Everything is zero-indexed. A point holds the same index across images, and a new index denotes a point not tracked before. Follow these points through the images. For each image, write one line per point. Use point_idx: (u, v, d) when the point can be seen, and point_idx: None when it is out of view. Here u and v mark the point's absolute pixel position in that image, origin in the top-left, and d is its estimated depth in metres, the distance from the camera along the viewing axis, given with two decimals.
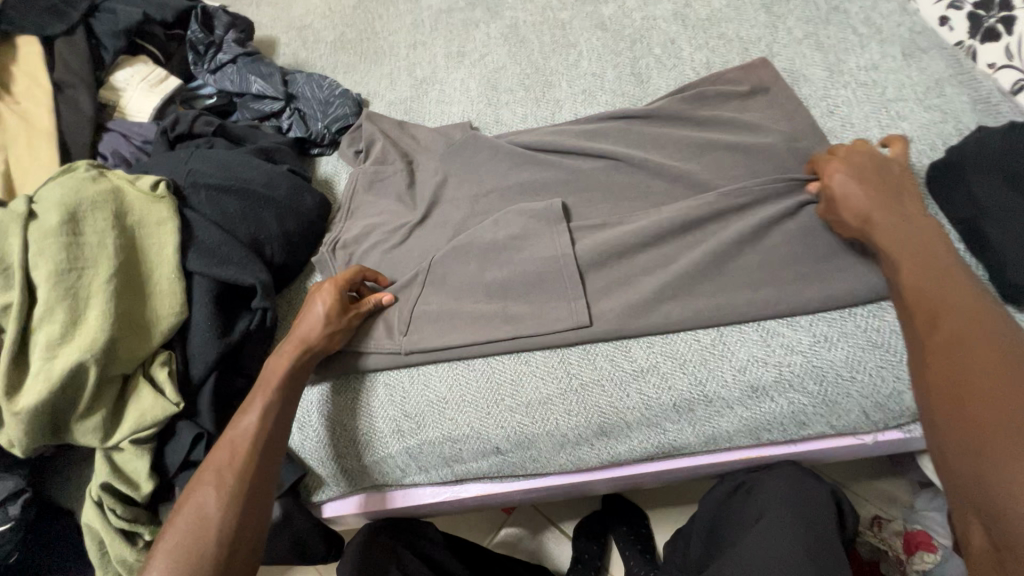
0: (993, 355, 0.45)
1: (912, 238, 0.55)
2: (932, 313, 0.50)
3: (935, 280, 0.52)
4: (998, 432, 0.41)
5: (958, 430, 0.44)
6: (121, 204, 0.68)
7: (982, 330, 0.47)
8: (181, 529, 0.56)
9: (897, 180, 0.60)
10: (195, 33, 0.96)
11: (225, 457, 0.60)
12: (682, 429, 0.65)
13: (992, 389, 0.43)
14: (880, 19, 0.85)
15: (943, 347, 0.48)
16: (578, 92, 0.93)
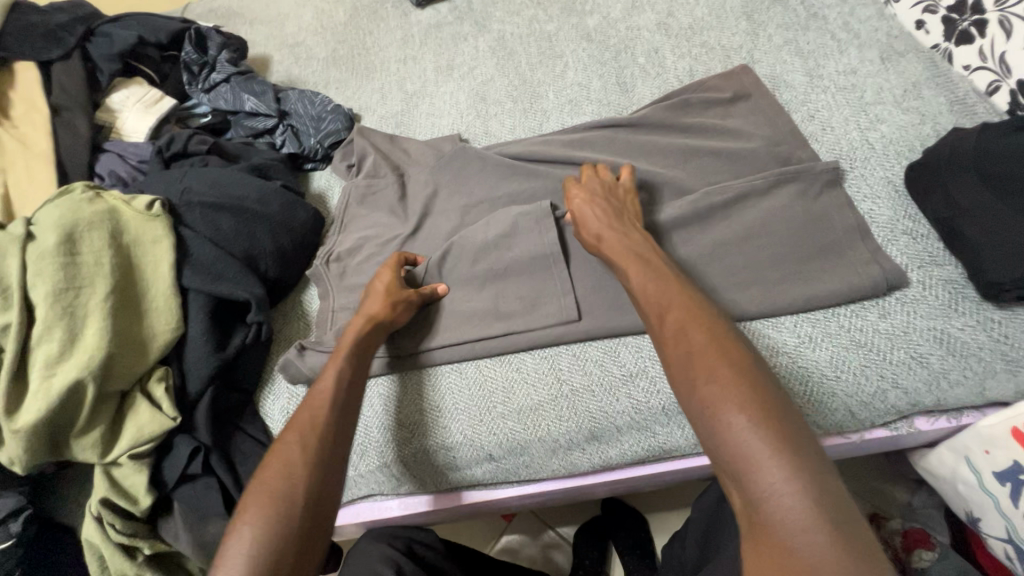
0: (709, 344, 0.48)
1: (626, 256, 0.61)
2: (661, 320, 0.53)
3: (658, 290, 0.55)
4: (731, 416, 0.43)
5: (704, 423, 0.45)
6: (117, 224, 0.70)
7: (704, 325, 0.50)
8: (268, 483, 0.51)
9: (626, 205, 0.69)
10: (189, 54, 0.98)
11: (308, 415, 0.57)
12: (672, 432, 0.66)
13: (722, 377, 0.45)
14: (858, 25, 0.87)
15: (682, 347, 0.49)
16: (565, 102, 0.95)
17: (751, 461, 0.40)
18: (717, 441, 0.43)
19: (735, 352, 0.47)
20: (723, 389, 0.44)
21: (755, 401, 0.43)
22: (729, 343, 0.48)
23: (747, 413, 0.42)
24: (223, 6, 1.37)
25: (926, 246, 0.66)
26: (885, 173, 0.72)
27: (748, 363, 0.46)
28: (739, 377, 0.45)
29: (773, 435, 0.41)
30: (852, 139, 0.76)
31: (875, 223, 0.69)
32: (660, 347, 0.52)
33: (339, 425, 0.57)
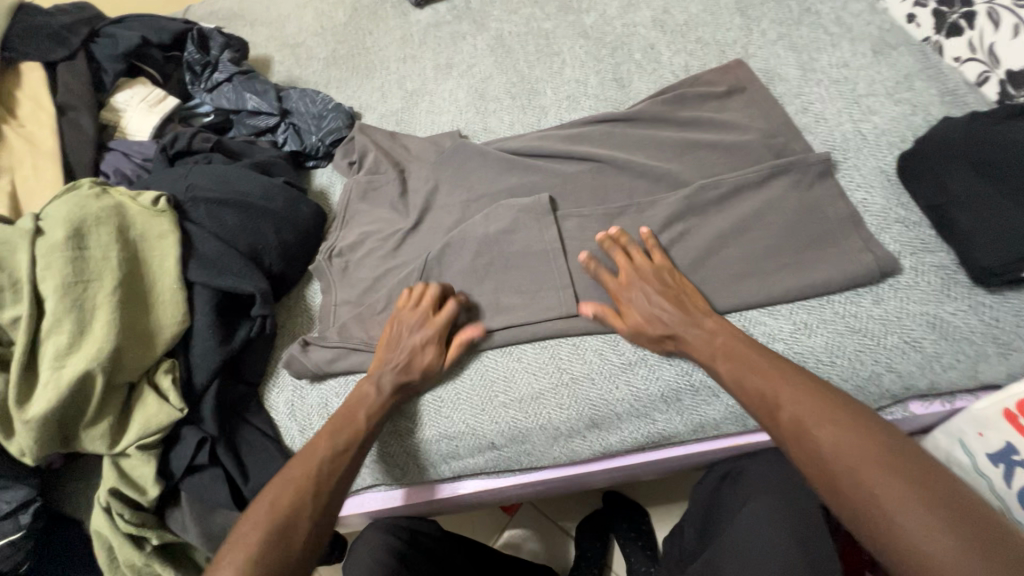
0: (810, 396, 0.54)
1: (706, 329, 0.64)
2: (751, 378, 0.58)
3: (733, 352, 0.61)
4: (884, 485, 0.46)
5: (851, 494, 0.47)
6: (123, 219, 0.71)
7: (792, 380, 0.56)
8: (269, 507, 0.58)
9: (684, 288, 0.68)
10: (191, 54, 1.00)
11: (301, 480, 0.60)
12: (671, 418, 0.67)
13: (860, 448, 0.48)
14: (850, 19, 0.88)
15: (801, 419, 0.52)
16: (563, 99, 0.97)
17: (908, 528, 0.43)
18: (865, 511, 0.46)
19: (863, 420, 0.51)
20: (828, 434, 0.50)
21: (903, 467, 0.46)
22: (827, 395, 0.54)
23: (898, 481, 0.46)
24: (224, 8, 1.39)
25: (919, 233, 0.67)
26: (877, 163, 0.73)
27: (880, 431, 0.50)
28: (878, 447, 0.48)
29: (929, 498, 0.44)
30: (846, 130, 0.77)
31: (868, 212, 0.70)
32: (773, 425, 0.55)
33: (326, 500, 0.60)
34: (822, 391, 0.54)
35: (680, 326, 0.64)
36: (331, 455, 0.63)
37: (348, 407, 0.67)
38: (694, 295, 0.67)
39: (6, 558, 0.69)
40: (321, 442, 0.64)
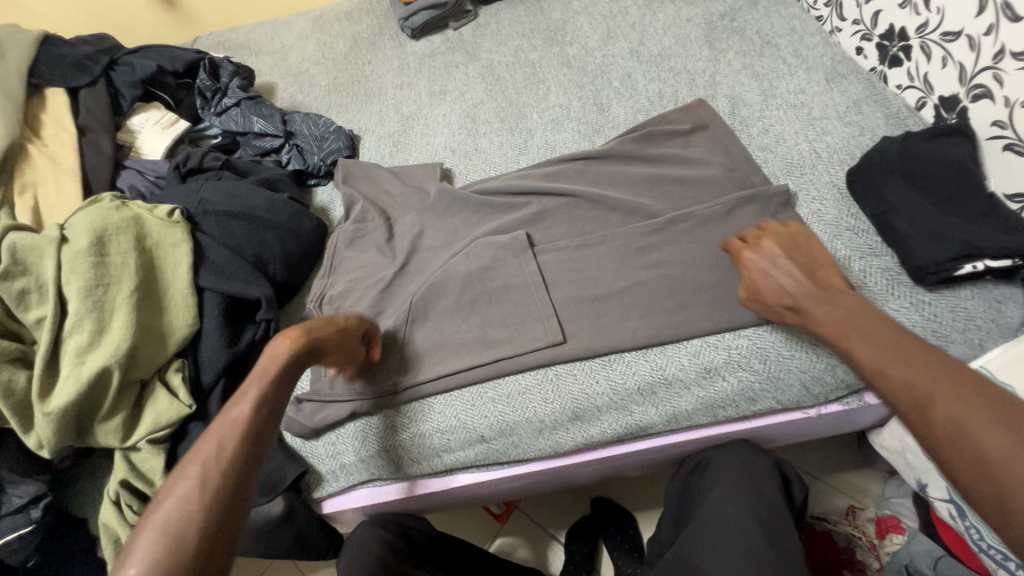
0: (969, 399, 0.49)
1: (836, 318, 0.61)
2: (901, 374, 0.54)
3: (868, 343, 0.57)
4: (978, 429, 0.47)
5: (949, 442, 0.48)
6: (140, 229, 0.77)
7: (949, 374, 0.51)
8: (171, 511, 0.50)
9: (819, 263, 0.68)
10: (203, 81, 1.07)
11: (206, 455, 0.54)
12: (646, 410, 0.73)
13: (957, 396, 0.49)
14: (806, 51, 0.98)
15: (891, 373, 0.54)
16: (548, 121, 1.04)
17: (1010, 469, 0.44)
18: (963, 455, 0.47)
19: (955, 368, 0.52)
20: (991, 452, 0.45)
21: (997, 407, 0.48)
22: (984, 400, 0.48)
23: (992, 425, 0.46)
24: (231, 39, 1.48)
25: (866, 239, 0.74)
26: (830, 178, 0.81)
27: (968, 376, 0.51)
28: (966, 395, 0.49)
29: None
30: (802, 149, 0.85)
31: (822, 222, 0.78)
32: (874, 381, 0.56)
33: (236, 466, 0.54)
34: (906, 344, 0.56)
35: (802, 296, 0.64)
36: (230, 426, 0.56)
37: (248, 382, 0.62)
38: (829, 272, 0.67)
39: (15, 550, 0.71)
40: (221, 416, 0.57)
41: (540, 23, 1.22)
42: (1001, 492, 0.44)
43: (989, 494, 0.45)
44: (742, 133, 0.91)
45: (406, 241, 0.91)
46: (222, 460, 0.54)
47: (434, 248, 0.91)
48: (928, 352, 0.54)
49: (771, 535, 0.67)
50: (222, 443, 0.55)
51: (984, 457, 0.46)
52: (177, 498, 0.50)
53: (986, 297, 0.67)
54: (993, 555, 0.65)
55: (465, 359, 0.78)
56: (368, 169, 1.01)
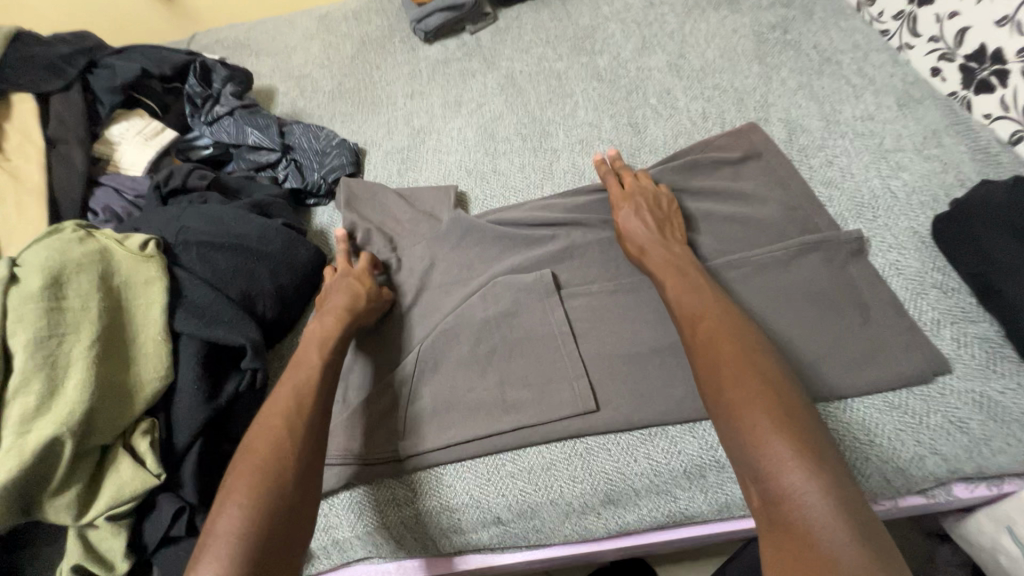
0: (735, 348, 0.54)
1: (669, 261, 0.67)
2: (692, 318, 0.59)
3: (691, 294, 0.62)
4: (753, 412, 0.49)
5: (726, 417, 0.51)
6: (107, 265, 0.66)
7: (727, 330, 0.56)
8: (257, 453, 0.55)
9: (670, 218, 0.73)
10: (193, 86, 0.97)
11: (282, 406, 0.59)
12: (693, 497, 0.62)
13: (745, 380, 0.51)
14: (872, 70, 0.87)
15: (714, 351, 0.55)
16: (576, 142, 0.93)
17: (772, 450, 0.46)
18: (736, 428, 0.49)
19: (755, 352, 0.54)
20: (743, 390, 0.51)
21: (768, 398, 0.49)
22: (760, 353, 0.54)
23: (763, 411, 0.49)
24: (229, 37, 1.37)
25: (957, 300, 0.63)
26: (909, 223, 0.70)
27: (765, 365, 0.53)
28: (768, 384, 0.51)
29: (790, 429, 0.47)
30: (874, 187, 0.74)
31: (902, 276, 0.66)
32: (693, 348, 0.57)
33: (310, 419, 0.59)
34: (738, 328, 0.57)
35: (647, 241, 0.70)
36: (297, 388, 0.61)
37: (301, 351, 0.67)
38: (677, 227, 0.73)
39: None
40: (286, 380, 0.63)
41: (567, 29, 1.11)
42: (761, 468, 0.46)
43: (751, 470, 0.47)
44: (801, 165, 0.79)
45: (415, 276, 0.81)
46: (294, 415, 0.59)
47: (446, 285, 0.80)
48: (751, 338, 0.56)
49: None
50: (293, 400, 0.60)
51: (751, 431, 0.48)
52: (260, 446, 0.56)
53: None
54: None
55: (480, 425, 0.67)
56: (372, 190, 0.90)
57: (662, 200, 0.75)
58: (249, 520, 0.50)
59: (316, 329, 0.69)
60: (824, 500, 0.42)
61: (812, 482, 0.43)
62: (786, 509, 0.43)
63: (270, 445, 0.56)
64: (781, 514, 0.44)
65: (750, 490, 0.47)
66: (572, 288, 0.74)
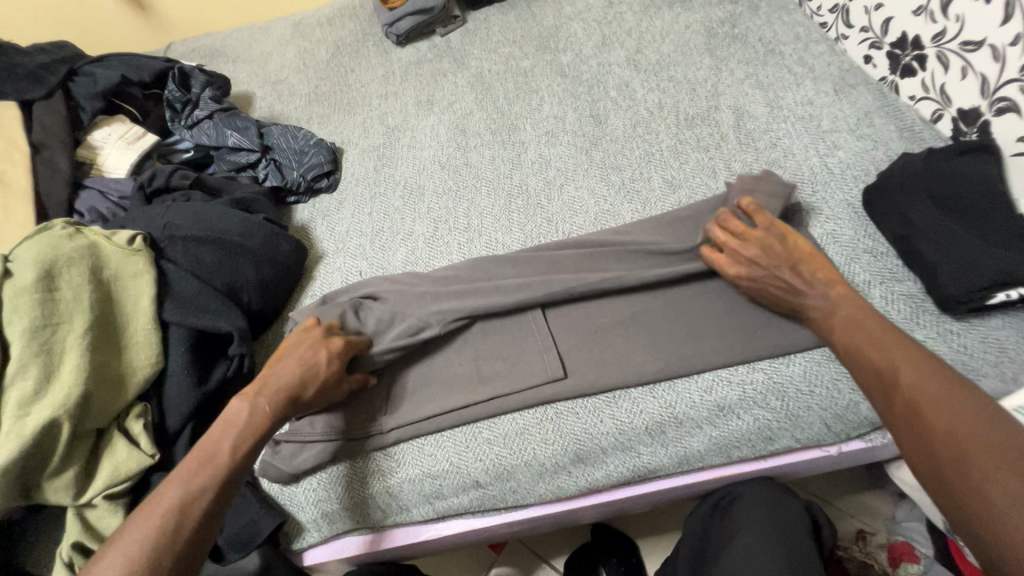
0: (942, 410, 0.48)
1: (831, 317, 0.61)
2: (878, 378, 0.54)
3: (869, 347, 0.57)
4: (982, 463, 0.44)
5: (944, 472, 0.46)
6: (96, 259, 0.70)
7: (929, 387, 0.50)
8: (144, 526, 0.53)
9: (803, 256, 0.65)
10: (172, 92, 1.01)
11: (193, 475, 0.57)
12: (656, 451, 0.67)
13: (967, 448, 0.45)
14: (812, 59, 0.94)
15: (906, 400, 0.51)
16: (542, 134, 0.99)
17: (1000, 508, 0.41)
18: (954, 488, 0.45)
19: (977, 409, 0.47)
20: (967, 457, 0.45)
21: (986, 445, 0.45)
22: (983, 409, 0.47)
23: (987, 463, 0.44)
24: (206, 45, 1.40)
25: (886, 262, 0.70)
26: (844, 196, 0.77)
27: (988, 424, 0.46)
28: (996, 446, 0.44)
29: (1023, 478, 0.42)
30: (813, 165, 0.81)
31: (837, 243, 0.73)
32: (889, 398, 0.53)
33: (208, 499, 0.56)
34: (940, 366, 0.52)
35: (795, 296, 0.64)
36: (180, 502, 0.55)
37: (215, 433, 0.61)
38: (817, 265, 0.65)
39: None
40: (172, 485, 0.56)
41: (532, 29, 1.17)
42: (991, 531, 0.42)
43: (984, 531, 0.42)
44: (748, 148, 0.86)
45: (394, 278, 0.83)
46: (162, 537, 0.52)
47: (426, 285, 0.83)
48: (967, 388, 0.49)
49: None
50: (208, 475, 0.57)
51: (978, 488, 0.43)
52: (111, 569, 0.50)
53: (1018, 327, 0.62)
54: None
55: (457, 397, 0.71)
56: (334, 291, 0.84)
57: (784, 237, 0.67)
58: None
59: (240, 412, 0.62)
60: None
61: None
62: None
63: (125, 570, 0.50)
64: None
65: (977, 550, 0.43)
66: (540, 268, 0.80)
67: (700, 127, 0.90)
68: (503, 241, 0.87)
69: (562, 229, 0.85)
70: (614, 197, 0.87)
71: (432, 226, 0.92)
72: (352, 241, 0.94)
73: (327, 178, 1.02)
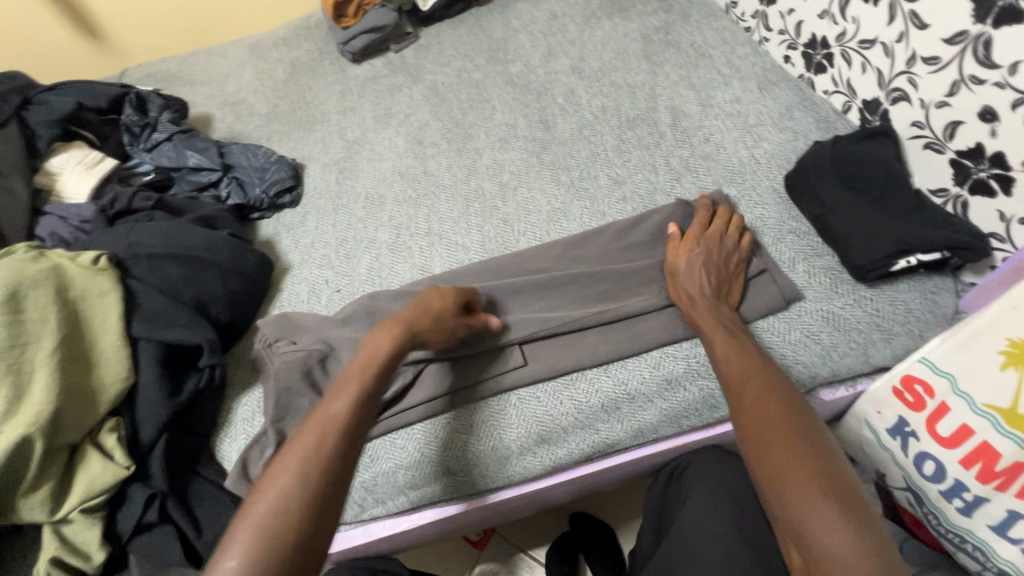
0: (774, 417, 0.54)
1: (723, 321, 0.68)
2: (739, 383, 0.59)
3: (739, 359, 0.62)
4: (801, 483, 0.49)
5: (775, 496, 0.50)
6: (62, 280, 0.72)
7: (775, 396, 0.57)
8: (267, 497, 0.51)
9: (730, 275, 0.73)
10: (129, 116, 1.03)
11: (304, 445, 0.55)
12: (612, 427, 0.72)
13: (780, 446, 0.52)
14: (738, 61, 1.02)
15: (745, 431, 0.56)
16: (495, 140, 1.04)
17: (816, 531, 0.46)
18: (766, 470, 0.51)
19: (791, 419, 0.54)
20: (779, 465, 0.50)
21: (800, 465, 0.50)
22: (789, 418, 0.54)
23: (809, 489, 0.48)
24: (162, 70, 1.42)
25: (807, 240, 0.77)
26: (770, 183, 0.84)
27: (802, 432, 0.53)
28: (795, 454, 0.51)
29: (836, 506, 0.47)
30: (742, 156, 0.88)
31: (765, 225, 0.80)
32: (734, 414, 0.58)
33: (332, 462, 0.54)
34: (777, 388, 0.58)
35: (699, 296, 0.70)
36: (286, 485, 0.51)
37: (343, 392, 0.60)
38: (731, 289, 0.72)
39: None
40: (283, 460, 0.53)
41: (481, 42, 1.23)
42: (779, 487, 0.50)
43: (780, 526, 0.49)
44: (684, 144, 0.93)
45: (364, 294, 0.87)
46: (277, 522, 0.49)
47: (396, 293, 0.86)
48: (790, 400, 0.56)
49: (748, 540, 0.70)
50: (315, 442, 0.55)
51: (777, 473, 0.51)
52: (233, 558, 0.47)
53: (922, 289, 0.70)
54: (953, 539, 0.64)
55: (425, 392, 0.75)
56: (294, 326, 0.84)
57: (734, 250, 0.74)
58: None
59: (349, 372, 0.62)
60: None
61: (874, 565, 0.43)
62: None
63: (248, 558, 0.47)
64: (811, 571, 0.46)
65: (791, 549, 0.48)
66: (498, 264, 0.84)
67: (640, 128, 0.97)
68: (463, 244, 0.91)
69: (518, 228, 0.91)
70: (565, 196, 0.92)
71: (395, 233, 0.96)
72: (317, 252, 0.97)
73: (290, 193, 1.05)
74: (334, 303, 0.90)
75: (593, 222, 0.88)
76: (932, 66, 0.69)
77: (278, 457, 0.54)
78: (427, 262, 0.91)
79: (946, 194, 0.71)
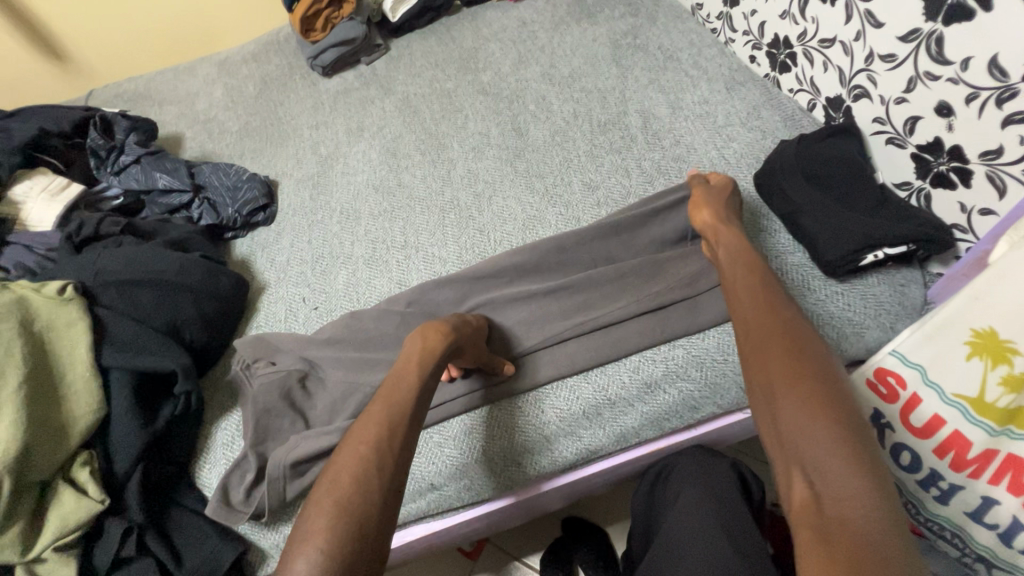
0: (795, 352, 0.51)
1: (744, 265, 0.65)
2: (763, 317, 0.56)
3: (760, 299, 0.58)
4: (818, 424, 0.45)
5: (787, 432, 0.47)
6: (27, 313, 0.70)
7: (800, 334, 0.53)
8: (342, 485, 0.51)
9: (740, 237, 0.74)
10: (95, 139, 1.00)
11: (372, 434, 0.56)
12: (595, 433, 0.72)
13: (801, 378, 0.49)
14: (705, 62, 1.03)
15: (763, 363, 0.52)
16: (468, 150, 1.04)
17: (825, 465, 0.43)
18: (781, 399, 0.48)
19: (817, 357, 0.50)
20: (800, 395, 0.47)
21: (813, 404, 0.46)
22: (814, 355, 0.51)
23: (819, 420, 0.45)
24: (129, 90, 1.40)
25: (778, 237, 0.78)
26: (740, 183, 0.85)
27: (826, 370, 0.49)
28: (818, 386, 0.48)
29: (853, 449, 0.43)
30: (713, 157, 0.89)
31: None
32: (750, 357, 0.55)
33: (399, 452, 0.55)
34: (801, 328, 0.54)
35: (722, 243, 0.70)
36: (361, 471, 0.53)
37: (393, 382, 0.62)
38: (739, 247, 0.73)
39: None
40: (356, 447, 0.55)
41: (451, 52, 1.23)
42: (792, 418, 0.47)
43: (791, 464, 0.45)
44: (656, 146, 0.94)
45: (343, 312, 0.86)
46: (357, 505, 0.50)
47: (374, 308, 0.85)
48: (816, 341, 0.53)
49: (735, 541, 0.70)
50: (384, 432, 0.56)
51: (793, 403, 0.47)
52: (318, 541, 0.47)
53: (891, 281, 0.71)
54: (934, 529, 0.64)
55: None
56: (272, 346, 0.83)
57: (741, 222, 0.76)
58: (325, 566, 0.46)
59: (405, 369, 0.64)
60: (875, 514, 0.40)
61: (885, 511, 0.40)
62: (832, 514, 0.41)
63: (333, 539, 0.48)
64: (821, 507, 0.42)
65: (795, 486, 0.45)
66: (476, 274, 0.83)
67: (612, 132, 0.98)
68: (440, 255, 0.91)
69: (494, 237, 0.91)
70: (539, 203, 0.92)
71: (371, 247, 0.95)
72: (294, 269, 0.96)
73: (264, 211, 1.04)
74: (311, 321, 0.89)
75: (568, 228, 0.88)
76: (889, 63, 0.70)
77: (343, 448, 0.55)
78: (404, 276, 0.90)
79: (910, 187, 0.73)
